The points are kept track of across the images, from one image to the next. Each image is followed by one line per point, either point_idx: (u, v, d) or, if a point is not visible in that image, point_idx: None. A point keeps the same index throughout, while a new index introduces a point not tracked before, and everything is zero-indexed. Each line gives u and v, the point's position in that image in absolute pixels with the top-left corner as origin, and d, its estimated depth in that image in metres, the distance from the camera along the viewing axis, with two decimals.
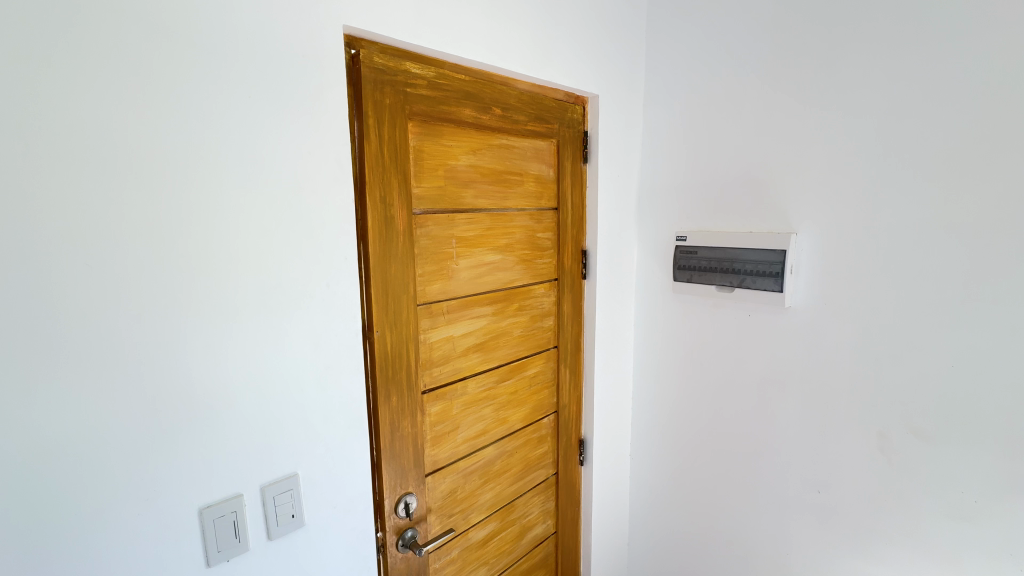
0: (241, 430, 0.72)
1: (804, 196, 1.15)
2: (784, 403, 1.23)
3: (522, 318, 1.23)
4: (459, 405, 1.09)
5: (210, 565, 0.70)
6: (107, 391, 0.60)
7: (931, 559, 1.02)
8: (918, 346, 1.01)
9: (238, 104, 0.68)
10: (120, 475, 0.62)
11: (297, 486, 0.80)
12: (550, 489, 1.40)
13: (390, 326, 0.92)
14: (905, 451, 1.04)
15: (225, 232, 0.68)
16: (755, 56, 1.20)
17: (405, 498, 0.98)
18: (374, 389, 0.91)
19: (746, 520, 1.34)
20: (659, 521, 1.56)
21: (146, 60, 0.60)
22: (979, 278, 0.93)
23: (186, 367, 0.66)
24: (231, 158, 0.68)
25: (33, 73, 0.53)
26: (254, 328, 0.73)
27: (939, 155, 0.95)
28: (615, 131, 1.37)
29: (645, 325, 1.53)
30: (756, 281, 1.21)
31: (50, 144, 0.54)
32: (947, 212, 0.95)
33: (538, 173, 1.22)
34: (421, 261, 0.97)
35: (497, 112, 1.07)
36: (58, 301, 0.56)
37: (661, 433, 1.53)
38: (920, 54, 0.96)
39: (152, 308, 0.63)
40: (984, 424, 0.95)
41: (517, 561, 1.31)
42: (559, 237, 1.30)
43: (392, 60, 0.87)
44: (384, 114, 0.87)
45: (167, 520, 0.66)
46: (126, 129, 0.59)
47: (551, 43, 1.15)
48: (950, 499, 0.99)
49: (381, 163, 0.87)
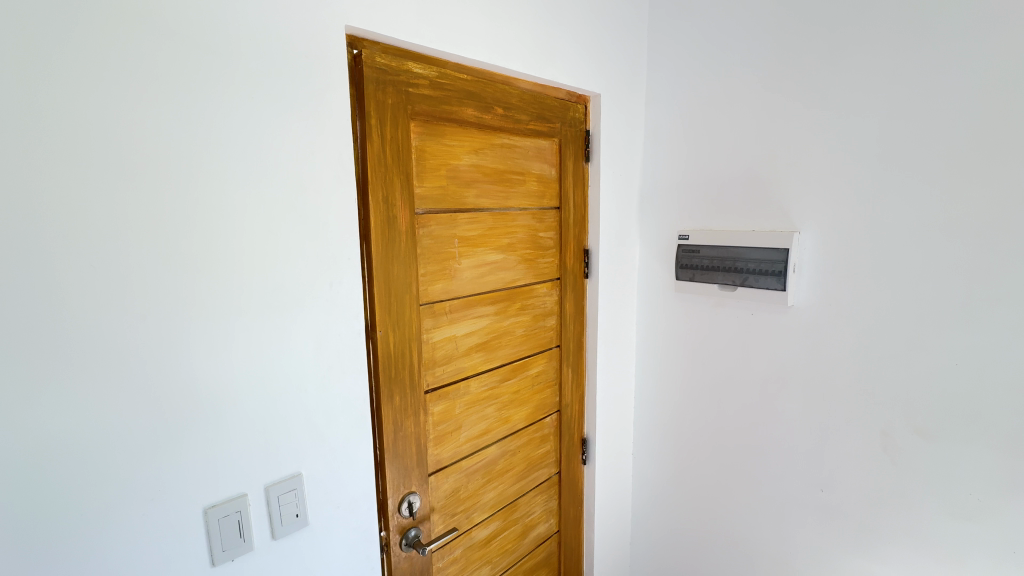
0: (245, 429, 0.73)
1: (807, 194, 1.14)
2: (787, 403, 1.23)
3: (525, 317, 1.23)
4: (462, 405, 1.09)
5: (214, 564, 0.71)
6: (111, 390, 0.60)
7: (934, 559, 1.02)
8: (921, 345, 1.00)
9: (241, 105, 0.68)
10: (125, 475, 0.62)
11: (301, 486, 0.80)
12: (553, 489, 1.40)
13: (392, 325, 0.92)
14: (908, 450, 1.04)
15: (229, 232, 0.69)
16: (756, 55, 1.20)
17: (408, 498, 0.98)
18: (377, 389, 0.91)
19: (749, 519, 1.34)
20: (662, 520, 1.56)
21: (149, 61, 0.60)
22: (983, 277, 0.92)
23: (190, 368, 0.67)
24: (234, 158, 0.68)
25: (35, 74, 0.53)
26: (257, 329, 0.73)
27: (943, 152, 0.94)
28: (617, 130, 1.37)
29: (647, 324, 1.53)
30: (758, 280, 1.20)
31: (53, 146, 0.54)
32: (950, 210, 0.94)
33: (540, 172, 1.21)
34: (424, 261, 0.97)
35: (499, 111, 1.07)
36: (62, 302, 0.56)
37: (664, 432, 1.53)
38: (923, 52, 0.95)
39: (157, 309, 0.63)
40: (987, 423, 0.94)
41: (520, 560, 1.31)
42: (562, 236, 1.30)
43: (394, 60, 0.87)
44: (386, 115, 0.86)
45: (172, 520, 0.66)
46: (130, 130, 0.59)
47: (553, 42, 1.14)
48: (953, 499, 0.99)
49: (384, 164, 0.88)
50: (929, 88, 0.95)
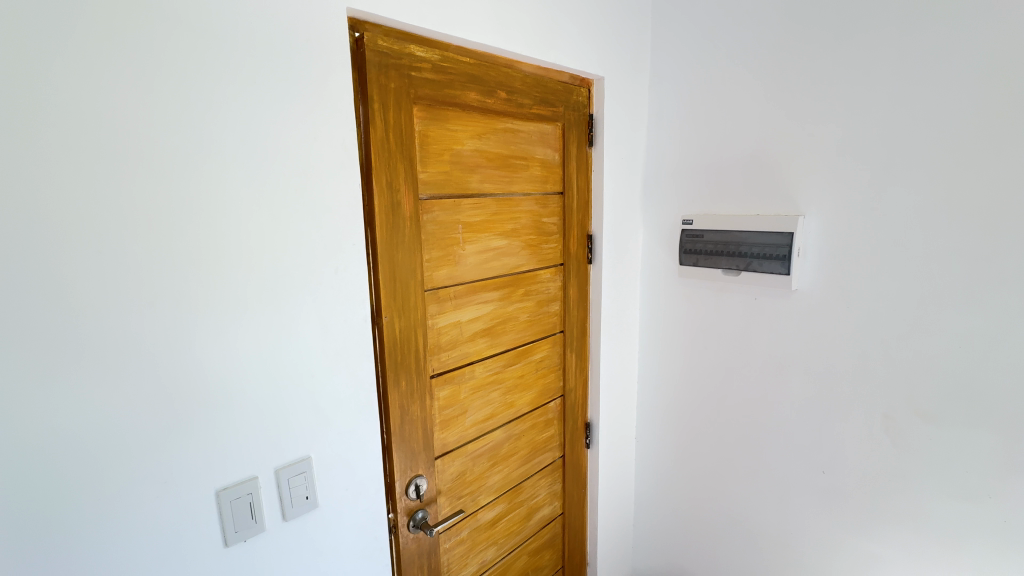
0: (253, 415, 0.73)
1: (812, 178, 1.13)
2: (790, 387, 1.23)
3: (528, 303, 1.23)
4: (467, 389, 1.10)
5: (227, 545, 0.72)
6: (125, 376, 0.61)
7: (933, 537, 1.04)
8: (924, 329, 1.00)
9: (245, 94, 0.68)
10: (139, 460, 0.63)
11: (311, 469, 0.81)
12: (557, 471, 1.42)
13: (398, 310, 0.92)
14: (909, 432, 1.05)
15: (236, 220, 0.69)
16: (761, 38, 1.18)
17: (415, 480, 1.00)
18: (383, 374, 0.92)
19: (751, 500, 1.35)
20: (665, 502, 1.58)
21: (154, 49, 0.60)
22: (987, 258, 0.92)
23: (199, 355, 0.67)
24: (240, 146, 0.68)
25: (34, 62, 0.52)
26: (265, 316, 0.73)
27: (948, 137, 0.93)
28: (621, 112, 1.36)
29: (650, 308, 1.53)
30: (762, 264, 1.20)
31: (58, 133, 0.54)
32: (954, 191, 0.94)
33: (544, 157, 1.20)
34: (427, 246, 0.97)
35: (502, 95, 1.06)
36: (70, 294, 0.57)
37: (666, 415, 1.54)
38: (932, 32, 0.93)
39: (167, 298, 0.64)
40: (986, 403, 0.95)
41: (526, 542, 1.33)
42: (565, 221, 1.30)
43: (395, 43, 0.86)
44: (389, 99, 0.86)
45: (187, 502, 0.68)
46: (131, 115, 0.59)
47: (556, 25, 1.13)
48: (954, 479, 1.00)
49: (387, 149, 0.87)
50: (936, 68, 0.93)
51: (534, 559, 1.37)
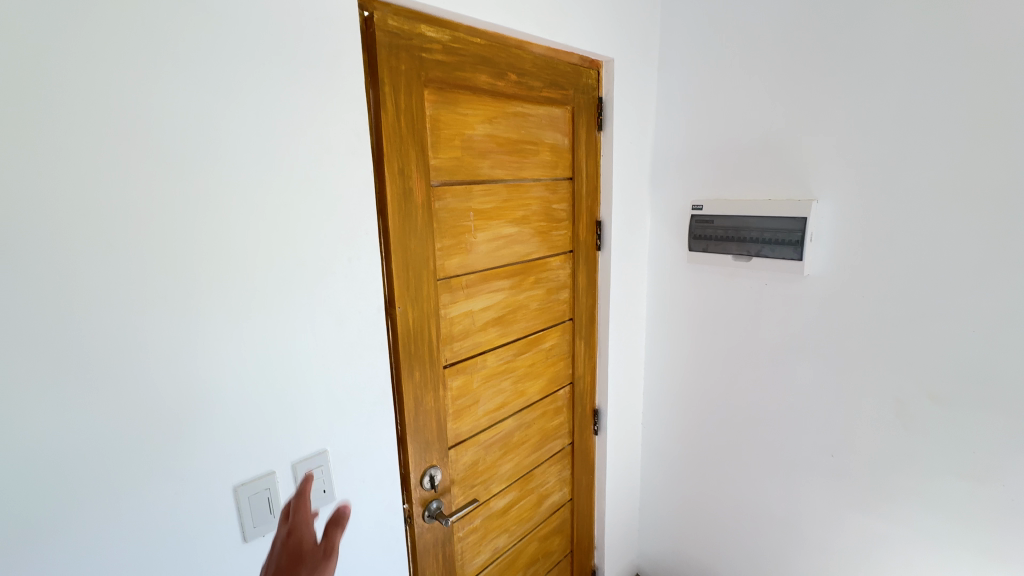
0: (268, 411, 0.72)
1: (825, 162, 1.11)
2: (799, 372, 1.24)
3: (538, 291, 1.21)
4: (480, 378, 1.09)
5: (246, 540, 0.72)
6: (139, 375, 0.59)
7: (940, 517, 1.06)
8: (937, 314, 1.00)
9: (252, 78, 0.64)
10: (156, 458, 0.62)
11: (327, 463, 0.80)
12: (566, 458, 1.43)
13: (411, 301, 0.90)
14: (919, 415, 1.05)
15: (247, 211, 0.66)
16: (773, 16, 1.15)
17: (430, 471, 0.99)
18: (397, 365, 0.91)
19: (758, 483, 1.37)
20: (671, 486, 1.60)
21: (155, 31, 0.56)
22: (1003, 241, 0.91)
23: (212, 351, 0.65)
24: (249, 134, 0.65)
25: (18, 41, 0.48)
26: (278, 310, 0.71)
27: (967, 118, 0.92)
28: (630, 95, 1.33)
29: (658, 294, 1.53)
30: (773, 250, 1.19)
31: (60, 121, 0.51)
32: (971, 174, 0.92)
33: (553, 142, 1.18)
34: (439, 235, 0.95)
35: (513, 78, 1.03)
36: (80, 291, 0.54)
37: (673, 401, 1.55)
38: (952, 9, 0.91)
39: (180, 293, 0.62)
40: (997, 386, 0.95)
41: (536, 527, 1.34)
42: (574, 207, 1.28)
43: (406, 23, 0.82)
44: (400, 81, 0.82)
45: (207, 498, 0.67)
46: (135, 102, 0.56)
47: (566, 5, 1.09)
48: (963, 460, 1.01)
49: (399, 135, 0.84)
50: (955, 47, 0.91)
51: (545, 545, 1.38)
